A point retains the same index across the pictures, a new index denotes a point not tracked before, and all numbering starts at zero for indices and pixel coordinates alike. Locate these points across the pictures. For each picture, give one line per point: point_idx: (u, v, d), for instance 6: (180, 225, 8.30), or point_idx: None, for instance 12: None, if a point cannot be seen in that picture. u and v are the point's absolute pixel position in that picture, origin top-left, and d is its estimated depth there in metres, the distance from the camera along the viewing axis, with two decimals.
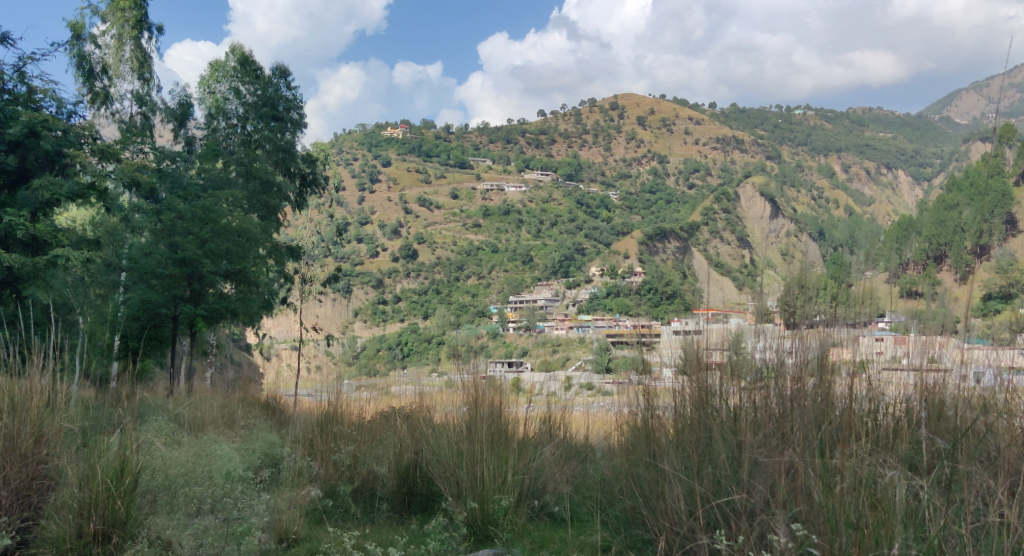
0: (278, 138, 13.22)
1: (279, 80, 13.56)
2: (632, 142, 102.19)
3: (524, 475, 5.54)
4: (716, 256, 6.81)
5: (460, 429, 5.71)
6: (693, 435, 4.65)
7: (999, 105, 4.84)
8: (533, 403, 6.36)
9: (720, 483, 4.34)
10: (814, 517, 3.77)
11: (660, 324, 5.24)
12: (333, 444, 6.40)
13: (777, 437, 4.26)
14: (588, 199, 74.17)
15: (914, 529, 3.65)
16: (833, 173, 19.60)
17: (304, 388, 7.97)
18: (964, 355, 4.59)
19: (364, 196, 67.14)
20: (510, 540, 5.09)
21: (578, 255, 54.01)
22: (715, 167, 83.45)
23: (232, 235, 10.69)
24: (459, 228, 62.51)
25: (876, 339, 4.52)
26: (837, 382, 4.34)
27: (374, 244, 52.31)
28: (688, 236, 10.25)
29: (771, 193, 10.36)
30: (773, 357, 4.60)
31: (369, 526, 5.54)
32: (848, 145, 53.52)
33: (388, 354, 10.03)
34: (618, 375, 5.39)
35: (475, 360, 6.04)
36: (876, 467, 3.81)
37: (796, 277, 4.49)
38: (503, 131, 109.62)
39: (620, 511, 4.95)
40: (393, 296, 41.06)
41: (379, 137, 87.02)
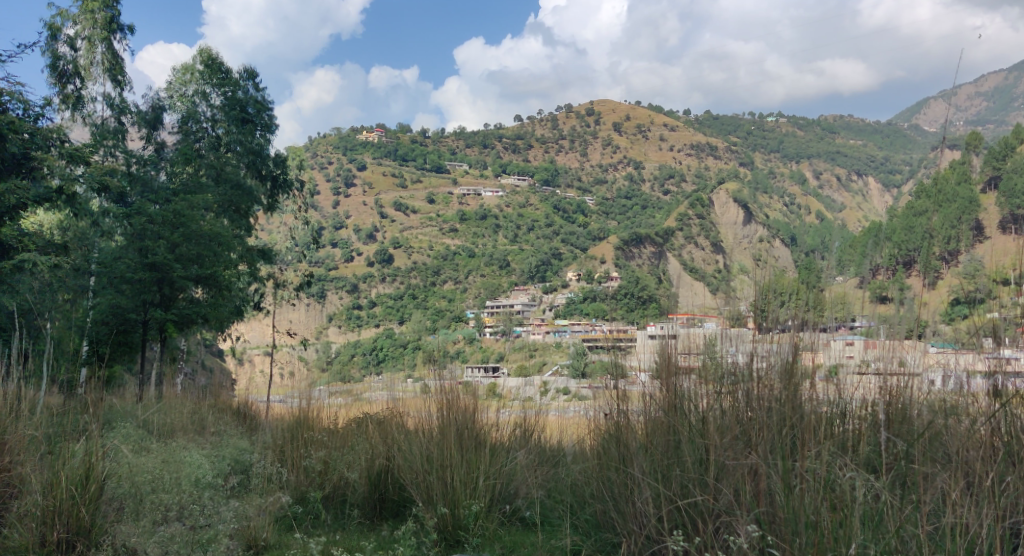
0: (248, 141, 13.19)
1: (248, 83, 13.45)
2: (609, 148, 102.53)
3: (495, 480, 5.57)
4: (690, 261, 6.82)
5: (431, 434, 5.71)
6: (661, 437, 4.66)
7: (961, 115, 4.92)
8: (507, 408, 6.37)
9: (687, 486, 4.37)
10: (775, 519, 3.86)
11: (636, 328, 5.41)
12: (304, 451, 6.37)
13: (743, 440, 4.29)
14: (564, 205, 74.43)
15: (872, 528, 3.72)
16: (804, 180, 19.75)
17: (276, 393, 7.89)
18: (928, 359, 4.56)
19: (339, 200, 66.83)
20: (480, 545, 5.11)
21: (555, 261, 53.98)
22: (690, 174, 83.95)
23: (204, 239, 10.61)
24: (435, 232, 62.46)
25: (845, 344, 4.65)
26: (804, 385, 4.42)
27: (348, 248, 52.11)
28: (663, 241, 10.25)
29: (744, 199, 10.38)
30: (745, 360, 4.66)
31: (339, 533, 5.53)
32: (821, 152, 54.02)
33: (362, 359, 9.94)
34: (593, 380, 5.45)
35: (450, 366, 6.08)
36: (835, 468, 3.87)
37: (768, 282, 4.73)
38: (480, 136, 109.37)
39: (590, 515, 5.00)
40: (368, 300, 40.94)
41: (354, 141, 86.50)
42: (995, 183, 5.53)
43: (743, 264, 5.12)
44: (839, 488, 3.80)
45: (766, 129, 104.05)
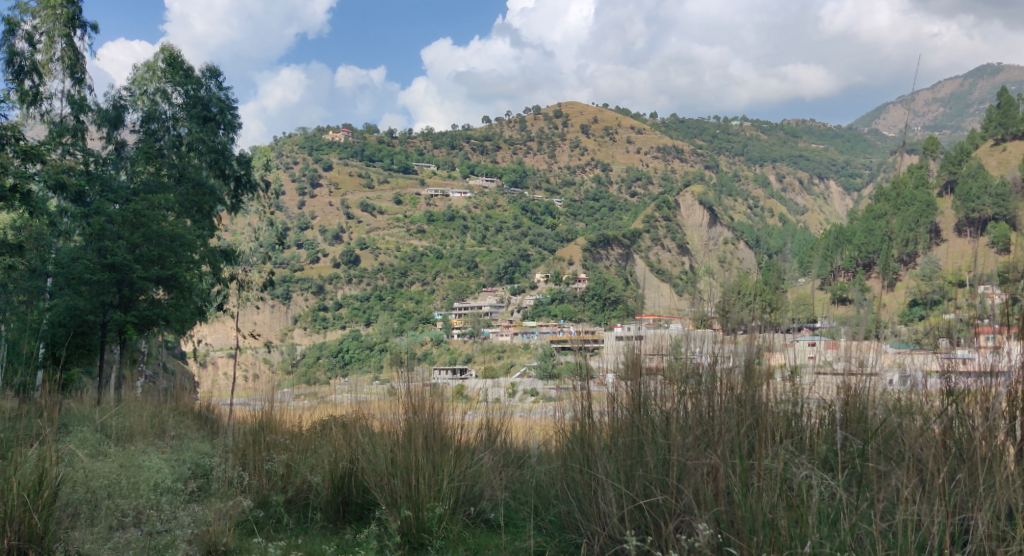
0: (211, 140, 13.02)
1: (209, 81, 13.32)
2: (577, 150, 102.90)
3: (460, 482, 5.54)
4: (657, 263, 6.87)
5: (396, 436, 5.67)
6: (626, 438, 4.69)
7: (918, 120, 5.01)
8: (475, 409, 6.32)
9: (649, 486, 4.40)
10: (734, 518, 3.91)
11: (603, 329, 5.39)
12: (266, 453, 6.29)
13: (705, 441, 4.32)
14: (532, 206, 74.55)
15: (827, 526, 3.77)
16: (769, 183, 19.99)
17: (239, 395, 7.78)
18: (891, 360, 4.66)
19: (305, 200, 66.14)
20: (444, 547, 5.09)
21: (523, 262, 54.00)
22: (657, 176, 84.48)
23: (165, 239, 10.48)
24: (403, 233, 62.14)
25: (807, 345, 4.79)
26: (764, 385, 4.45)
27: (314, 249, 51.59)
28: (631, 243, 10.31)
29: (709, 201, 10.49)
30: (709, 362, 4.71)
31: (301, 536, 5.49)
32: (785, 155, 54.74)
33: (328, 362, 9.87)
34: (561, 381, 5.46)
35: (416, 368, 6.04)
36: (792, 467, 3.92)
37: (735, 283, 4.72)
38: (448, 137, 109.10)
39: (554, 516, 5.02)
40: (334, 302, 40.59)
41: (320, 141, 85.84)
42: (953, 187, 5.65)
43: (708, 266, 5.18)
44: (795, 487, 3.84)
45: (732, 132, 105.26)
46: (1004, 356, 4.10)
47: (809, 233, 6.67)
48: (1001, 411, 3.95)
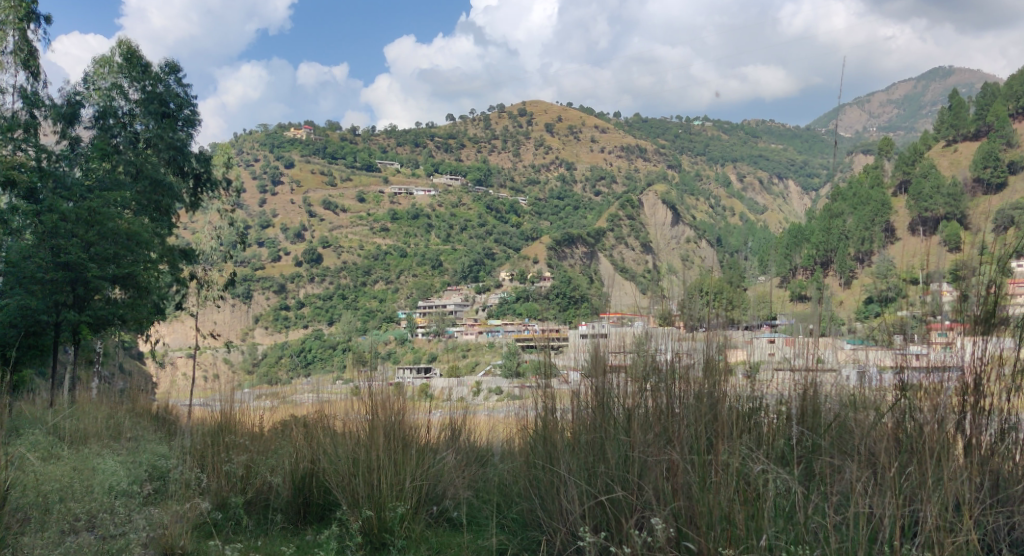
0: (169, 136, 12.78)
1: (169, 77, 13.03)
2: (541, 149, 103.15)
3: (422, 482, 5.50)
4: (621, 262, 6.92)
5: (358, 436, 5.63)
6: (588, 436, 4.72)
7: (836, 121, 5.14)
8: (440, 409, 6.36)
9: (611, 483, 4.43)
10: (691, 512, 3.96)
11: (568, 328, 5.50)
12: (225, 454, 6.20)
13: (665, 437, 4.36)
14: (497, 205, 74.45)
15: (783, 519, 3.83)
16: (730, 183, 20.24)
17: (198, 396, 7.66)
18: (847, 356, 4.72)
19: (266, 197, 65.21)
20: (406, 547, 5.06)
21: (488, 260, 53.99)
22: (621, 175, 84.97)
23: (121, 238, 10.32)
24: (366, 231, 61.71)
25: (768, 341, 4.90)
26: (725, 380, 4.49)
27: (275, 248, 50.91)
28: (595, 241, 10.40)
29: (672, 201, 10.59)
30: (672, 359, 4.72)
31: (260, 538, 5.43)
32: (745, 155, 55.40)
33: (290, 362, 9.79)
34: (526, 379, 5.47)
35: (381, 368, 6.02)
36: (750, 463, 3.96)
37: (697, 282, 4.84)
38: (412, 135, 108.59)
39: (517, 514, 5.03)
40: (296, 301, 40.17)
41: (281, 138, 84.87)
42: (906, 187, 5.76)
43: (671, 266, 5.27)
44: (753, 481, 3.89)
45: (695, 132, 106.26)
46: (956, 350, 4.14)
47: (769, 232, 6.76)
48: (950, 404, 4.03)
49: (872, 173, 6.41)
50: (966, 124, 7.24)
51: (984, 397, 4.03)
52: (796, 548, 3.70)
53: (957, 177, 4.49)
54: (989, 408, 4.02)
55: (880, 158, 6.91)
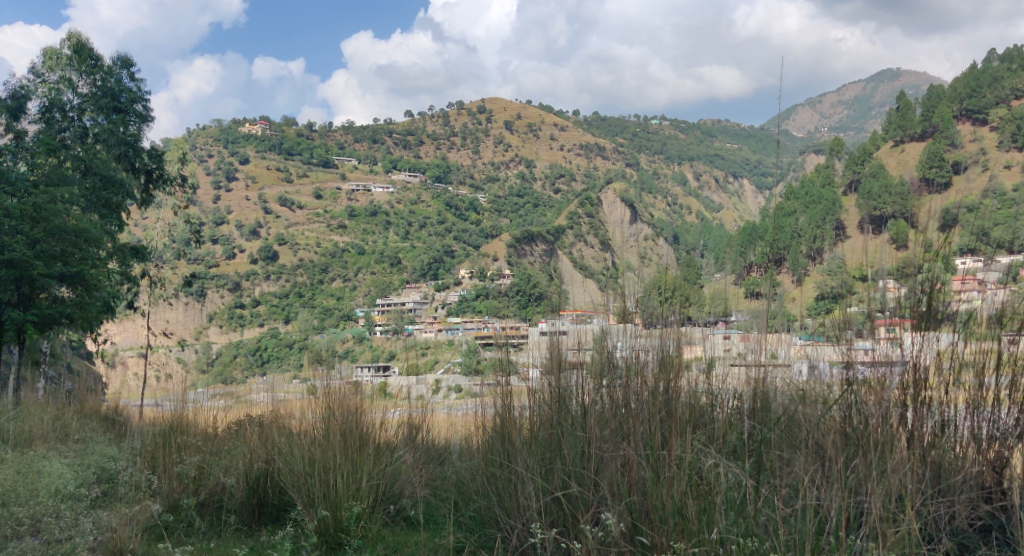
0: (120, 131, 12.42)
1: (121, 70, 12.64)
2: (500, 146, 103.12)
3: (379, 480, 5.47)
4: (578, 259, 6.96)
5: (314, 436, 5.58)
6: (546, 432, 4.75)
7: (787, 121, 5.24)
8: (398, 407, 6.33)
9: (568, 478, 4.45)
10: (645, 507, 4.00)
11: (528, 325, 5.49)
12: (177, 455, 6.07)
13: (620, 432, 4.40)
14: (456, 202, 74.28)
15: (735, 512, 3.87)
16: (686, 180, 20.43)
17: (149, 397, 7.51)
18: (798, 351, 4.81)
19: (221, 194, 64.07)
20: (362, 546, 5.02)
21: (447, 257, 53.82)
22: (580, 173, 85.34)
23: (68, 235, 10.11)
24: (323, 229, 61.09)
25: (724, 338, 5.02)
26: (681, 376, 4.53)
27: (230, 244, 50.05)
28: (554, 239, 10.43)
29: (630, 198, 10.67)
30: (630, 356, 4.76)
31: (214, 540, 5.35)
32: (702, 154, 55.95)
33: (244, 361, 9.67)
34: (485, 377, 5.46)
35: (339, 366, 5.97)
36: (702, 457, 4.00)
37: (656, 279, 4.92)
38: (370, 131, 107.76)
39: (474, 511, 5.04)
40: (252, 299, 39.60)
41: (236, 133, 83.54)
42: (855, 186, 5.91)
43: (630, 263, 5.31)
44: (705, 475, 3.94)
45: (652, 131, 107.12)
46: (901, 346, 4.24)
47: (723, 230, 6.87)
48: (894, 398, 4.09)
49: (824, 172, 6.50)
50: (913, 125, 7.39)
51: (926, 391, 4.12)
52: (746, 541, 3.75)
53: (906, 177, 4.58)
54: (930, 401, 4.11)
55: (832, 159, 7.01)
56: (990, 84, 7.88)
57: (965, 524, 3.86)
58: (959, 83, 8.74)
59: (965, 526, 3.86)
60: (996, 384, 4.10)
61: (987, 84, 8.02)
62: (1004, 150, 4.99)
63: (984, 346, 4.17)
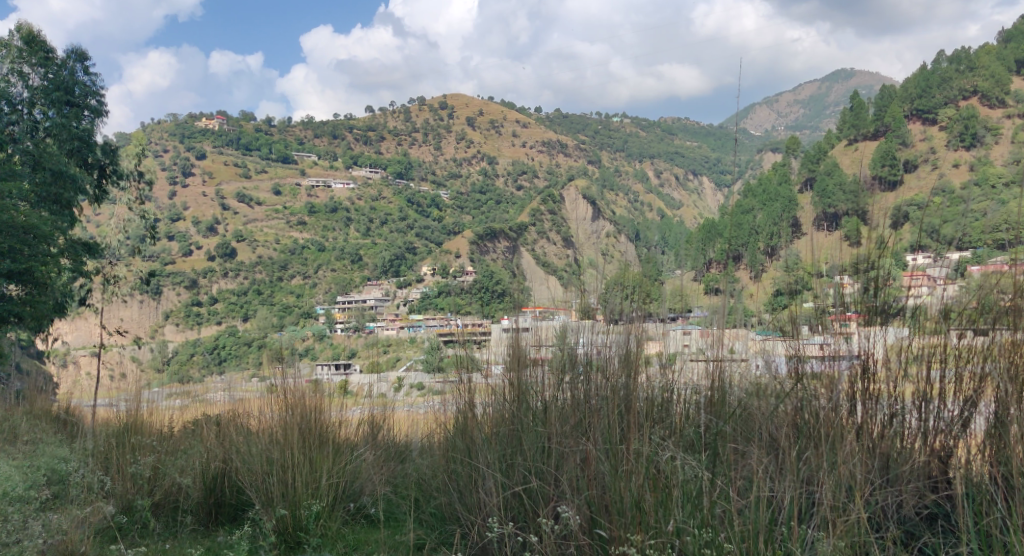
0: (72, 126, 12.04)
1: (75, 63, 12.15)
2: (462, 143, 102.85)
3: (338, 479, 5.42)
4: (541, 255, 6.96)
5: (272, 435, 5.52)
6: (506, 428, 4.75)
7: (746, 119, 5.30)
8: (359, 405, 6.27)
9: (528, 474, 4.46)
10: (603, 501, 4.04)
11: (490, 323, 5.46)
12: (131, 456, 5.96)
13: (580, 427, 4.42)
14: (418, 199, 73.99)
15: (691, 504, 3.91)
16: (648, 178, 20.54)
17: (102, 397, 7.35)
18: (755, 346, 4.88)
19: (177, 189, 62.87)
20: (321, 545, 4.98)
21: (409, 254, 53.53)
22: (542, 171, 85.44)
23: (17, 231, 9.83)
24: (282, 225, 60.37)
25: (684, 334, 5.02)
26: (640, 371, 4.57)
27: (187, 241, 49.17)
28: (516, 236, 10.42)
29: (591, 195, 10.70)
30: (592, 351, 4.80)
31: (169, 542, 5.27)
32: (663, 151, 56.34)
33: (201, 360, 9.52)
34: (447, 375, 5.42)
35: (299, 365, 5.92)
36: (659, 450, 4.04)
37: (618, 276, 4.97)
38: (330, 127, 106.69)
39: (435, 508, 5.03)
40: (209, 296, 38.95)
41: (193, 128, 82.12)
42: (810, 183, 6.00)
43: (592, 260, 5.33)
44: (662, 468, 3.99)
45: (614, 129, 107.65)
46: (852, 342, 4.36)
47: (683, 227, 6.93)
48: (844, 392, 4.18)
49: (780, 171, 6.59)
50: (866, 123, 7.50)
51: (876, 384, 4.21)
52: (702, 533, 3.79)
53: (859, 175, 4.66)
54: (879, 394, 4.20)
55: (788, 157, 7.10)
56: (940, 84, 8.04)
57: (913, 513, 3.94)
58: (911, 83, 8.91)
59: (912, 514, 3.93)
60: (942, 377, 4.17)
61: (938, 84, 8.20)
62: (952, 150, 5.11)
63: (933, 340, 4.24)
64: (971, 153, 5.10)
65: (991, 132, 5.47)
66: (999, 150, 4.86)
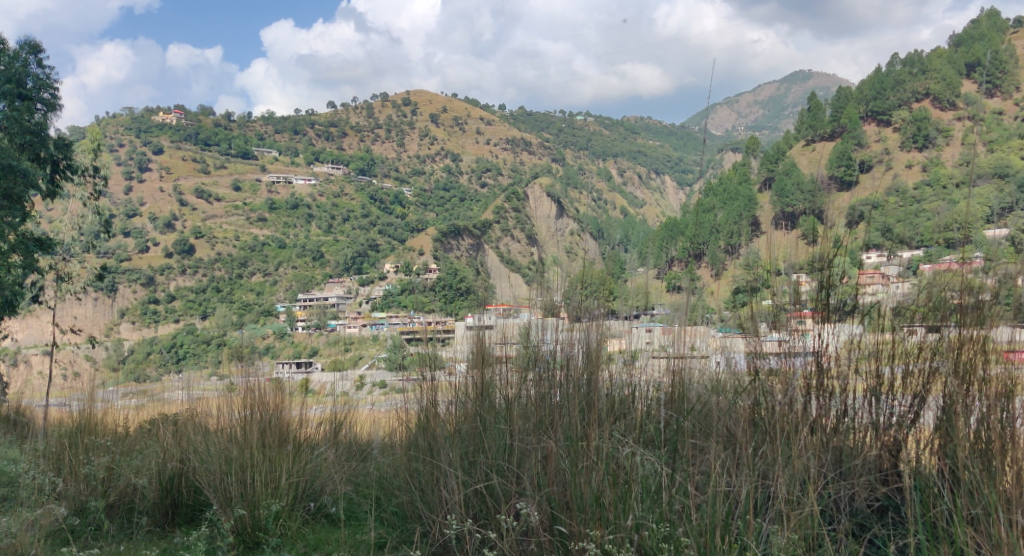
0: (25, 120, 11.70)
1: (28, 55, 11.80)
2: (426, 139, 102.41)
3: (298, 478, 5.36)
4: (505, 252, 6.96)
5: (231, 434, 5.44)
6: (469, 425, 4.75)
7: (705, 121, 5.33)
8: (321, 404, 6.24)
9: (490, 471, 4.46)
10: (564, 497, 4.07)
11: (454, 320, 5.46)
12: (84, 456, 5.84)
13: (542, 424, 4.44)
14: (381, 196, 73.54)
15: (650, 499, 3.95)
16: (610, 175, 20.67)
17: (55, 396, 7.18)
18: (716, 343, 4.93)
19: (133, 184, 61.65)
20: (280, 545, 4.93)
21: (371, 251, 53.17)
22: (506, 168, 85.44)
23: None
24: (242, 222, 59.56)
25: (646, 330, 5.10)
26: (604, 369, 4.62)
27: (144, 237, 48.25)
28: (480, 233, 10.41)
29: (554, 192, 10.74)
30: (557, 349, 4.81)
31: (124, 544, 5.17)
32: (625, 150, 56.77)
33: (158, 358, 9.36)
34: (409, 373, 5.31)
35: (258, 364, 5.86)
36: (619, 446, 4.06)
37: (582, 274, 5.00)
38: (292, 122, 105.49)
39: (397, 507, 5.00)
40: (166, 294, 38.24)
41: (151, 122, 80.55)
42: (770, 183, 6.11)
43: (557, 258, 5.37)
44: (622, 464, 4.02)
45: (577, 127, 108.02)
46: (807, 338, 4.39)
47: (645, 225, 6.99)
48: (799, 387, 4.25)
49: (740, 170, 6.69)
50: (822, 124, 7.66)
51: (829, 380, 4.28)
52: (660, 527, 3.82)
53: (817, 174, 4.74)
54: (833, 389, 4.27)
55: (748, 157, 7.21)
56: (894, 86, 8.23)
57: (864, 505, 4.00)
58: (867, 84, 9.10)
59: (864, 506, 4.00)
60: (892, 372, 4.24)
61: (892, 86, 8.38)
62: (904, 152, 5.25)
63: (885, 337, 4.32)
64: (923, 155, 5.25)
65: (943, 133, 5.63)
66: (949, 152, 5.01)
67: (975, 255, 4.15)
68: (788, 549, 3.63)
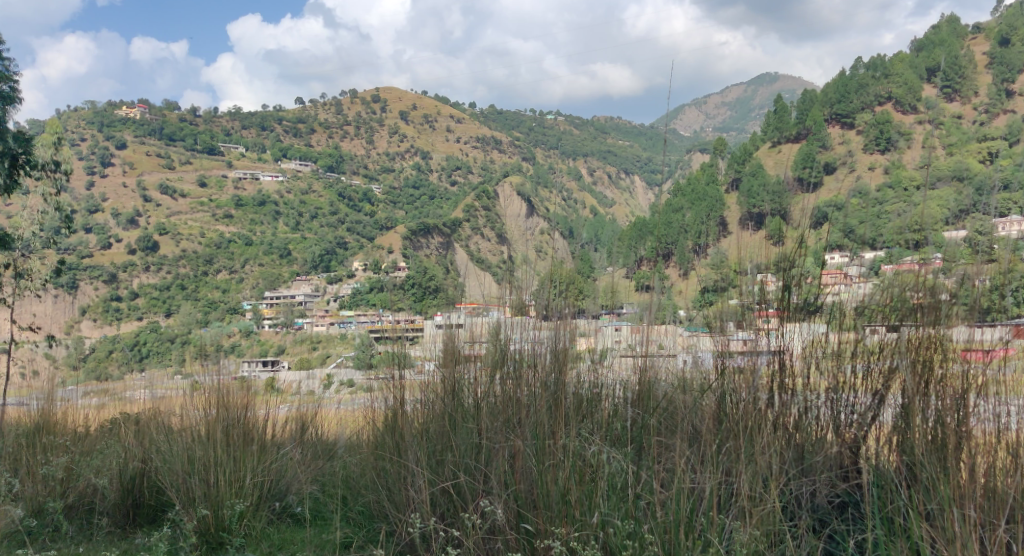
0: None
1: None
2: (395, 137, 101.90)
3: (263, 477, 5.29)
4: (475, 250, 6.96)
5: (195, 433, 5.36)
6: (436, 423, 4.73)
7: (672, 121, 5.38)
8: (287, 403, 6.19)
9: (457, 470, 4.45)
10: (529, 495, 4.07)
11: (422, 319, 5.49)
12: (42, 456, 5.72)
13: (510, 422, 4.43)
14: (350, 193, 73.02)
15: (616, 496, 3.96)
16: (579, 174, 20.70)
17: (13, 396, 7.02)
18: (684, 342, 4.96)
19: (95, 179, 60.57)
20: (243, 545, 4.87)
21: (340, 249, 52.78)
22: (476, 166, 85.29)
23: None
24: (208, 218, 58.80)
25: (614, 328, 5.11)
26: (570, 368, 4.64)
27: (107, 233, 47.40)
28: (450, 232, 10.37)
29: (524, 191, 10.75)
30: (525, 348, 4.81)
31: (84, 545, 5.07)
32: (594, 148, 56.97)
33: (120, 356, 9.20)
34: (377, 372, 5.20)
35: (224, 362, 5.79)
36: (586, 444, 4.08)
37: (551, 272, 5.03)
38: (260, 118, 104.39)
39: (363, 506, 4.97)
40: (130, 291, 37.59)
41: (114, 116, 79.16)
42: (736, 184, 6.19)
43: (527, 257, 5.38)
44: (588, 461, 4.03)
45: (547, 126, 108.15)
46: (771, 337, 4.44)
47: (613, 224, 7.03)
48: (763, 385, 4.28)
49: (707, 170, 6.76)
50: (788, 125, 7.77)
51: (792, 378, 4.33)
52: (625, 524, 3.84)
53: (782, 176, 4.82)
54: (796, 388, 4.32)
55: (716, 158, 7.29)
56: (859, 89, 8.36)
57: (825, 502, 4.05)
58: (833, 86, 9.23)
59: (825, 503, 4.05)
60: (853, 371, 4.29)
61: (857, 89, 8.51)
62: (867, 154, 5.35)
63: (848, 336, 4.38)
64: (885, 157, 5.34)
65: (904, 136, 5.74)
66: (910, 154, 5.12)
67: (935, 255, 4.20)
68: (751, 545, 3.66)
